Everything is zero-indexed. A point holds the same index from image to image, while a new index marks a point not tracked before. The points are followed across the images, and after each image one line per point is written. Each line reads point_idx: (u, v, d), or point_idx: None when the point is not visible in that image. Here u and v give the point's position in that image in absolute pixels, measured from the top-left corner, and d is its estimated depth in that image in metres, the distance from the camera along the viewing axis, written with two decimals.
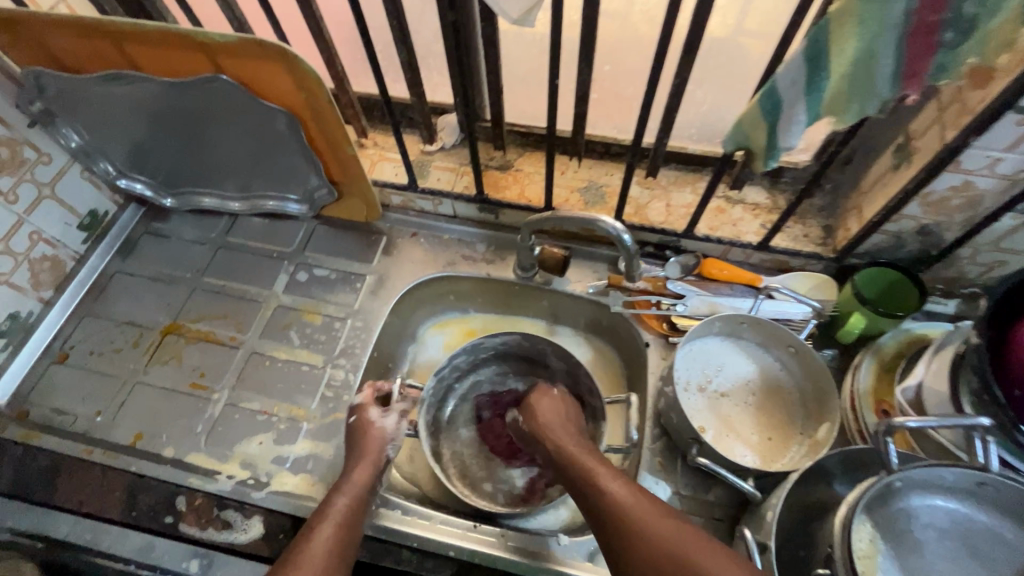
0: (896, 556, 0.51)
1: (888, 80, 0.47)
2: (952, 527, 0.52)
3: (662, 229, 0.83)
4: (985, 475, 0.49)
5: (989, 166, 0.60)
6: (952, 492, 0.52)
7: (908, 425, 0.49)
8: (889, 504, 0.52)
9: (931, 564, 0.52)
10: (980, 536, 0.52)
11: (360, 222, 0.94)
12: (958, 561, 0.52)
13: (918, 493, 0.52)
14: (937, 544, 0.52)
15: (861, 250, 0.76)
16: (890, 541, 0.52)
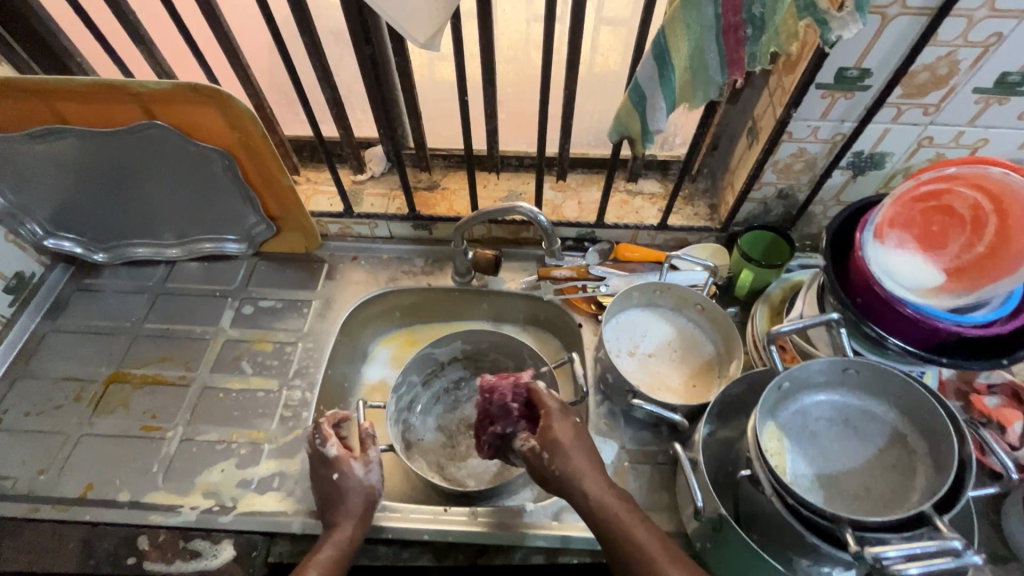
0: (798, 447, 0.62)
1: (717, 69, 0.62)
2: (836, 415, 0.63)
3: (577, 222, 0.95)
4: (846, 359, 0.59)
5: (812, 133, 0.76)
6: (838, 385, 0.62)
7: (784, 332, 0.63)
8: (788, 409, 0.63)
9: (828, 448, 0.62)
10: (866, 415, 0.62)
11: (300, 254, 0.99)
12: (853, 441, 0.61)
13: (810, 391, 0.63)
14: (835, 432, 0.62)
15: (740, 218, 0.91)
16: (790, 437, 0.62)
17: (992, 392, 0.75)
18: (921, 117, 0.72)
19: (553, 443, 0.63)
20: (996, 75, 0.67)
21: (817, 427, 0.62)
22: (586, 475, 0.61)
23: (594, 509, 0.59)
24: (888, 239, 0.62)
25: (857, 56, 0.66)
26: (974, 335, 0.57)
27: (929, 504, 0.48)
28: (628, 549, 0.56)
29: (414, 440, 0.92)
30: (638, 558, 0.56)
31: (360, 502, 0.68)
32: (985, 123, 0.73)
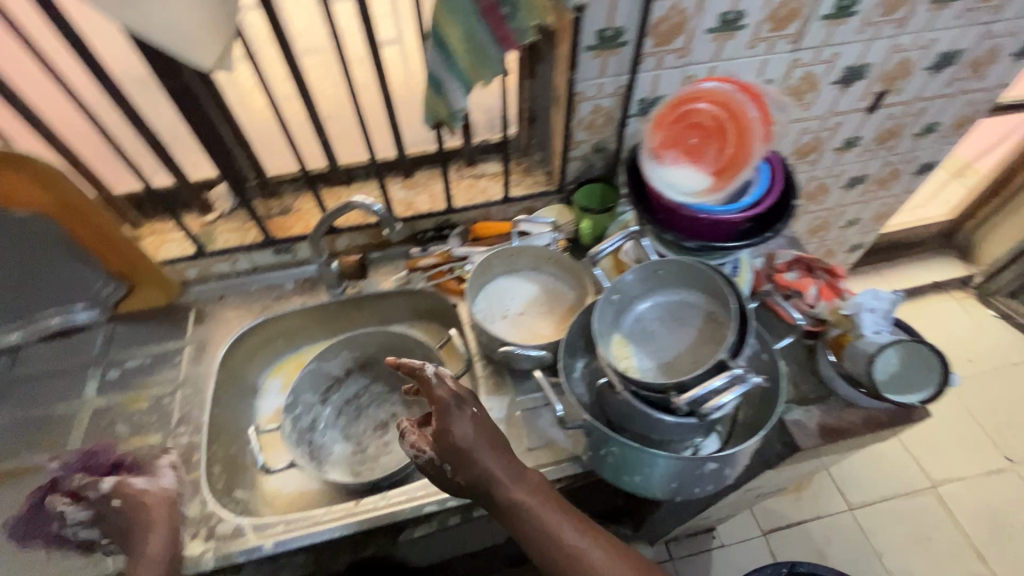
0: (641, 348, 0.72)
1: (492, 45, 0.71)
2: (663, 313, 0.73)
3: (430, 213, 1.01)
4: (654, 262, 0.70)
5: (599, 89, 0.88)
6: (655, 284, 0.73)
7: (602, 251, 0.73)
8: (624, 319, 0.74)
9: (662, 341, 0.72)
10: (685, 303, 0.73)
11: (163, 306, 0.97)
12: (681, 326, 0.72)
13: (635, 298, 0.74)
14: (664, 325, 0.72)
15: (571, 177, 1.03)
16: (633, 340, 0.72)
17: (790, 269, 0.90)
18: (677, 60, 0.87)
19: (468, 443, 0.62)
20: (717, 16, 0.82)
21: (651, 326, 0.73)
22: (504, 480, 0.63)
23: (519, 508, 0.62)
24: (666, 157, 0.74)
25: (608, 19, 0.78)
26: (732, 220, 0.71)
27: (724, 353, 0.59)
28: (542, 538, 0.62)
29: (323, 456, 0.93)
30: (551, 544, 0.62)
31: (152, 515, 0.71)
32: (726, 57, 0.90)
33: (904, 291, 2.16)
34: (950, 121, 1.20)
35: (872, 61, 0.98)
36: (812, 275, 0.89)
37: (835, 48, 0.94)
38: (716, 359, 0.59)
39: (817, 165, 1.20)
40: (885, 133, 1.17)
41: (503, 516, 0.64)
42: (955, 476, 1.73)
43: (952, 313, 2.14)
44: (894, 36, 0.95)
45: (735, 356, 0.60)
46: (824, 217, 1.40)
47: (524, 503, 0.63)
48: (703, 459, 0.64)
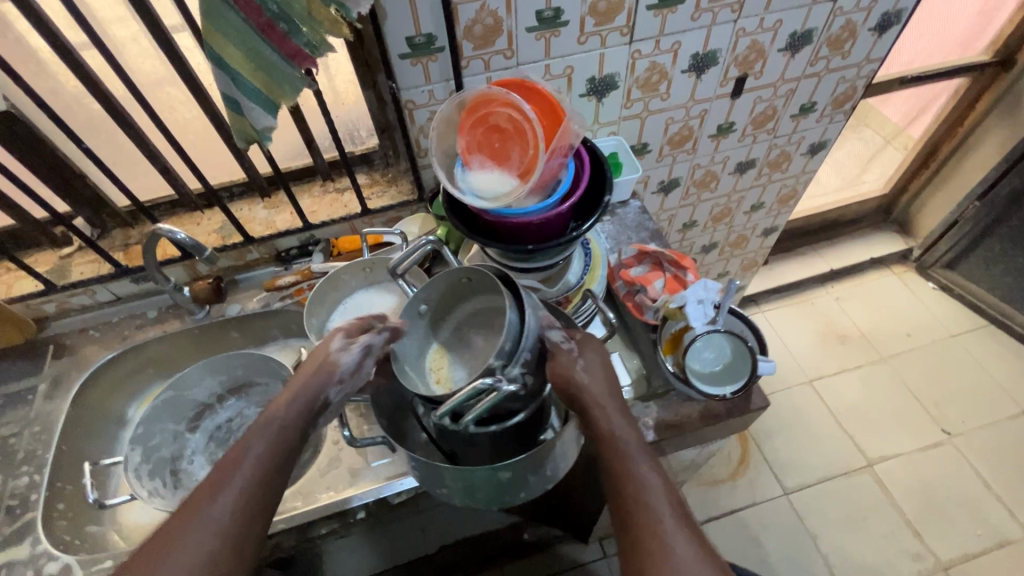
0: (458, 358, 0.71)
1: (283, 63, 0.71)
2: (480, 318, 0.72)
3: (289, 230, 1.00)
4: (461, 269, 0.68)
5: (430, 96, 0.87)
6: (458, 296, 0.72)
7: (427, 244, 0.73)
8: (437, 338, 0.73)
9: (477, 348, 0.70)
10: (493, 308, 0.71)
11: (21, 345, 0.96)
12: (488, 331, 0.70)
13: (445, 315, 0.73)
14: (476, 334, 0.71)
15: (430, 185, 1.02)
16: (451, 352, 0.72)
17: (641, 264, 0.89)
18: (505, 62, 0.87)
19: (587, 365, 0.65)
20: (534, 15, 0.81)
21: (464, 337, 0.72)
22: (605, 399, 0.64)
23: (621, 444, 0.60)
24: (472, 162, 0.73)
25: (414, 27, 0.77)
26: (534, 221, 0.69)
27: (493, 360, 0.58)
28: (631, 490, 0.57)
29: (187, 483, 0.92)
30: (636, 502, 0.56)
31: (303, 397, 0.61)
32: (558, 54, 0.89)
33: (843, 269, 2.14)
34: (827, 100, 1.19)
35: (719, 47, 0.97)
36: (661, 268, 0.88)
37: (674, 36, 0.92)
38: (483, 368, 0.58)
39: (696, 153, 1.19)
40: (759, 116, 1.16)
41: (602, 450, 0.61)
42: (891, 453, 1.72)
43: (893, 288, 2.13)
44: (736, 20, 0.94)
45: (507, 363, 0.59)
46: (722, 203, 1.39)
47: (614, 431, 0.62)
48: (495, 468, 0.64)
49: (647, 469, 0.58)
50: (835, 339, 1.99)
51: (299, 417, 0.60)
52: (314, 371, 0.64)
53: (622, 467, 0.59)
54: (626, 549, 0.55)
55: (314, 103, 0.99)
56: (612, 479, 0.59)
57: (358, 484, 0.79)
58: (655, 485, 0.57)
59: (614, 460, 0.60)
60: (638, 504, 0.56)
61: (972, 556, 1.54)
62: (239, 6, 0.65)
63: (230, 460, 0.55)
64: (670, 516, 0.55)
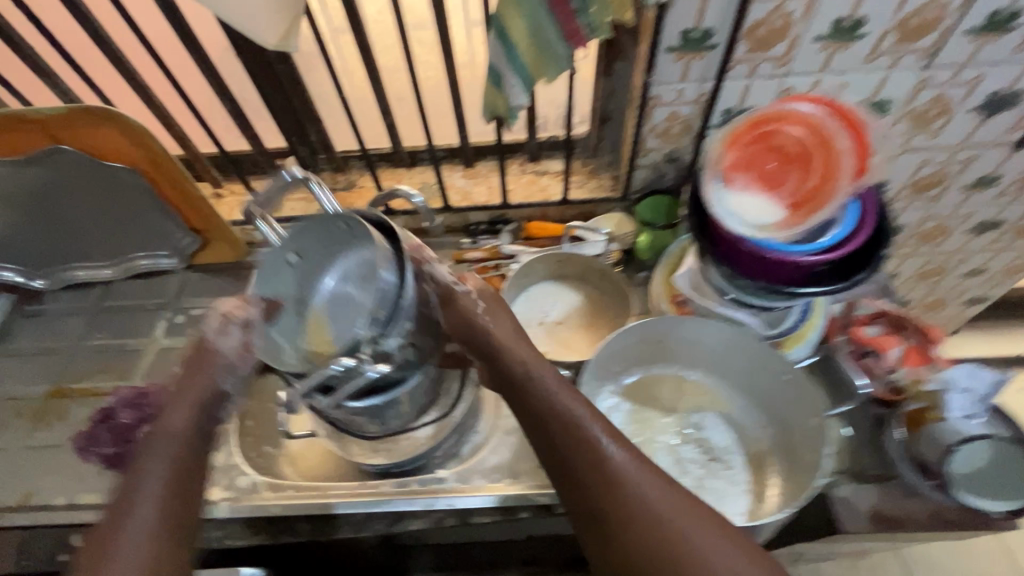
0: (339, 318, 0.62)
1: (559, 42, 0.67)
2: (346, 276, 0.64)
3: (485, 206, 0.99)
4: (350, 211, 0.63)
5: (678, 95, 0.80)
6: (339, 248, 0.64)
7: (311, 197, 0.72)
8: (314, 295, 0.65)
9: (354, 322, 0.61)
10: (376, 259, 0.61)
11: (230, 263, 1.04)
12: (369, 276, 0.62)
13: (315, 271, 0.65)
14: (358, 287, 0.62)
15: (637, 186, 0.96)
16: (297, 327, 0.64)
17: (874, 324, 0.78)
18: (774, 70, 0.77)
19: (488, 309, 0.71)
20: (830, 23, 0.71)
21: (344, 289, 0.63)
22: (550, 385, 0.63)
23: (571, 427, 0.58)
24: (733, 178, 0.65)
25: (696, 20, 0.70)
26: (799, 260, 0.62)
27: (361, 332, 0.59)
28: (594, 474, 0.55)
29: None
30: (601, 487, 0.54)
31: (179, 417, 0.61)
32: (835, 70, 0.77)
33: None
34: None
35: None
36: (900, 334, 0.77)
37: (981, 68, 0.78)
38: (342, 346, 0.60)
39: (937, 203, 1.03)
40: None
41: (557, 439, 0.58)
42: None
43: None
44: None
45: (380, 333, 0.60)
46: (937, 261, 1.21)
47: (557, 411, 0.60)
48: None
49: (580, 411, 0.59)
50: None
51: (179, 444, 0.59)
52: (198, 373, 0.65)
53: (572, 441, 0.57)
54: (598, 537, 0.54)
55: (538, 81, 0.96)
56: (544, 432, 0.60)
57: (524, 481, 0.77)
58: (609, 444, 0.56)
59: (568, 433, 0.58)
60: (608, 500, 0.53)
61: None
62: None
63: (130, 476, 0.56)
64: (635, 468, 0.54)
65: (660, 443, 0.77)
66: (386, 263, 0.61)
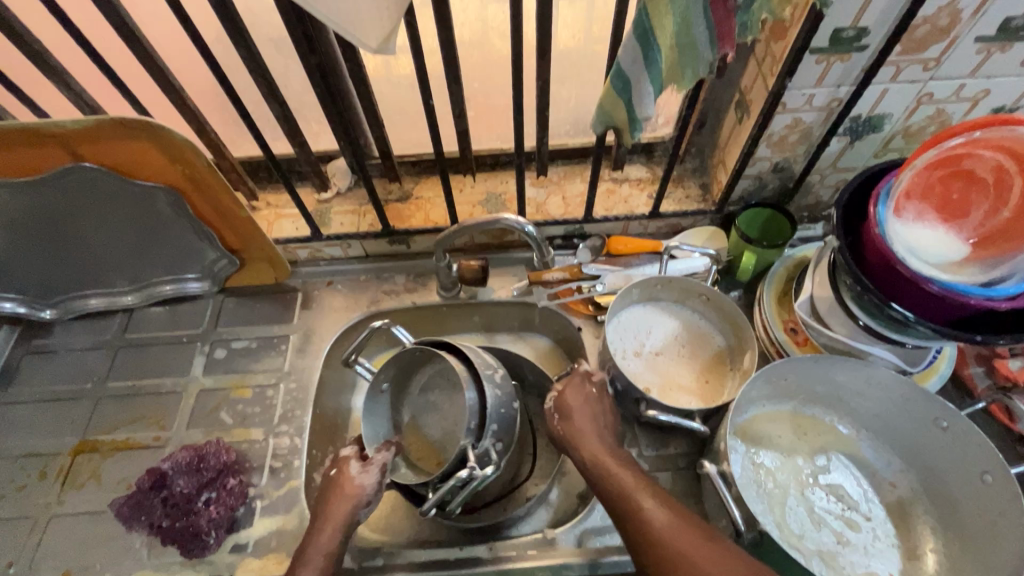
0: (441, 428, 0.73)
1: (707, 46, 0.55)
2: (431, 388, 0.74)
3: (564, 220, 0.89)
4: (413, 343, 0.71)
5: (807, 101, 0.71)
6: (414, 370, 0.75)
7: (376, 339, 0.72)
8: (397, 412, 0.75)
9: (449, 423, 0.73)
10: (451, 369, 0.74)
11: (270, 285, 0.91)
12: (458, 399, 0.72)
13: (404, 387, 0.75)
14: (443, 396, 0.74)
15: (734, 197, 0.86)
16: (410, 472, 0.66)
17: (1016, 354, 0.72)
18: (920, 74, 0.68)
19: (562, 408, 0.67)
20: (1000, 22, 0.62)
21: (427, 400, 0.75)
22: (595, 450, 0.63)
23: (616, 486, 0.59)
24: (908, 208, 0.57)
25: (854, 16, 0.60)
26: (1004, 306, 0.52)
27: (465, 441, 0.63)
28: (638, 526, 0.56)
29: None
30: (645, 541, 0.55)
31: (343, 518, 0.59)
32: (986, 74, 0.69)
33: None
34: None
35: None
36: None
37: None
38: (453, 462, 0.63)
39: None
40: None
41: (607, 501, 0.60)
42: None
43: None
44: None
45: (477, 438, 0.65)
46: None
47: (604, 470, 0.61)
48: None
49: (627, 478, 0.60)
50: None
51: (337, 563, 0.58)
52: (336, 503, 0.60)
53: (620, 499, 0.58)
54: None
55: None
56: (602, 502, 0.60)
57: None
58: (638, 493, 0.58)
59: (618, 493, 0.59)
60: (652, 549, 0.54)
61: None
62: None
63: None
64: (666, 521, 0.55)
65: (790, 495, 0.70)
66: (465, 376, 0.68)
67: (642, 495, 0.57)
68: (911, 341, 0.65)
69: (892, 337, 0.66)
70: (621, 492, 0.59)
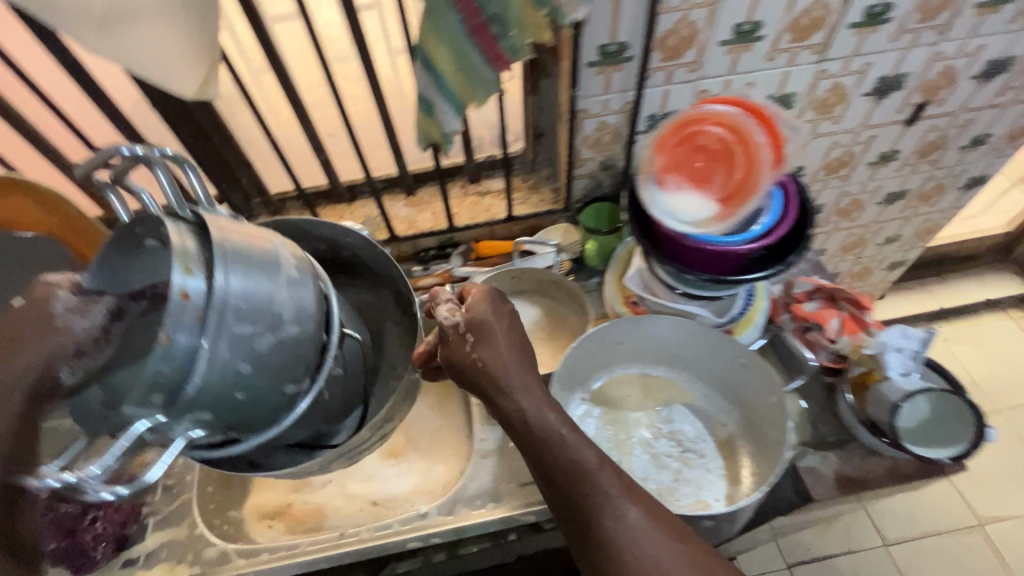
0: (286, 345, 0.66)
1: (484, 67, 0.68)
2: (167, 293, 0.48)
3: (432, 231, 0.99)
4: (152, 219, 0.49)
5: (604, 106, 0.84)
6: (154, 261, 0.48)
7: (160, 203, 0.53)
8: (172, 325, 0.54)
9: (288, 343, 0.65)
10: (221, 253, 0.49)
11: None
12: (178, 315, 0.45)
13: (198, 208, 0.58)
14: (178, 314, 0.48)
15: (578, 195, 0.99)
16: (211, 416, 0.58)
17: (811, 299, 0.83)
18: (688, 75, 0.82)
19: (496, 344, 0.66)
20: (731, 28, 0.77)
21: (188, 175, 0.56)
22: (520, 389, 0.64)
23: (551, 431, 0.61)
24: (668, 178, 0.69)
25: (610, 34, 0.74)
26: (754, 251, 0.65)
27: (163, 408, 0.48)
28: (571, 471, 0.59)
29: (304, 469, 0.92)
30: (578, 483, 0.58)
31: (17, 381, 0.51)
32: (743, 70, 0.83)
33: (954, 308, 2.00)
34: (1003, 133, 1.10)
35: (910, 70, 0.90)
36: (835, 305, 0.82)
37: (867, 57, 0.86)
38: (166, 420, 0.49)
39: (849, 181, 1.12)
40: (927, 145, 1.07)
41: (531, 440, 0.62)
42: (1005, 515, 1.60)
43: (1010, 336, 1.97)
44: (936, 43, 0.86)
45: (168, 416, 0.47)
46: (858, 234, 1.31)
47: (531, 414, 0.62)
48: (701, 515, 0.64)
49: (563, 428, 0.61)
50: None
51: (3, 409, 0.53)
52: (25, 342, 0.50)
53: (549, 445, 0.61)
54: (570, 516, 0.59)
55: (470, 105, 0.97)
56: (543, 465, 0.61)
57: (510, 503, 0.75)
58: (571, 438, 0.61)
59: (548, 440, 0.61)
60: (584, 489, 0.58)
61: None
62: (459, 7, 0.62)
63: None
64: (597, 467, 0.59)
65: (636, 443, 0.78)
66: (196, 272, 0.47)
67: (573, 441, 0.60)
68: (716, 293, 0.77)
69: (702, 293, 0.78)
70: (551, 437, 0.61)
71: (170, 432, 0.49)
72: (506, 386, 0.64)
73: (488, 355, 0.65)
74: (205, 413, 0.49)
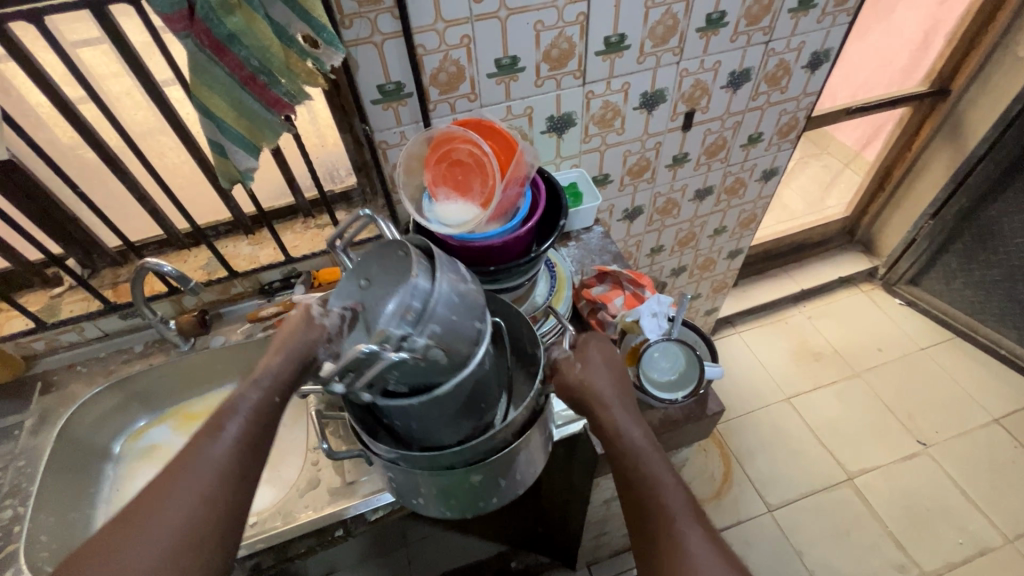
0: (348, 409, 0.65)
1: (265, 111, 0.77)
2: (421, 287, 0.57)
3: (272, 264, 1.06)
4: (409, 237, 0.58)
5: (401, 136, 0.95)
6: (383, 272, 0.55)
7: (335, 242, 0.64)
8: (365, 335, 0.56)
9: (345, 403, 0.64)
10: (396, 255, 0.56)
11: (10, 382, 0.99)
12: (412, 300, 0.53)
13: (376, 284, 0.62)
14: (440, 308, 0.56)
15: (406, 217, 1.09)
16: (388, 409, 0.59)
17: (601, 283, 0.95)
18: (469, 104, 0.95)
19: (597, 354, 0.68)
20: (492, 62, 0.90)
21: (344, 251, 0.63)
22: (607, 407, 0.64)
23: (624, 444, 0.62)
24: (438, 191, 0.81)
25: (384, 76, 0.86)
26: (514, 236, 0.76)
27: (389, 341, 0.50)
28: (642, 493, 0.59)
29: None
30: (652, 506, 0.58)
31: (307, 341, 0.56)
32: (518, 96, 0.97)
33: (813, 288, 2.23)
34: (772, 130, 1.30)
35: (666, 86, 1.07)
36: (621, 287, 0.94)
37: (623, 77, 1.02)
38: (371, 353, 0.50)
39: (655, 182, 1.28)
40: (710, 146, 1.26)
41: (621, 453, 0.62)
42: (870, 467, 1.76)
43: (861, 306, 2.22)
44: (678, 62, 1.04)
45: (413, 332, 0.51)
46: (686, 228, 1.48)
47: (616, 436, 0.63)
48: (461, 472, 0.66)
49: (644, 443, 0.62)
50: (809, 357, 2.06)
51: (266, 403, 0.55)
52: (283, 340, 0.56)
53: (631, 465, 0.61)
54: (645, 546, 0.58)
55: (297, 147, 1.07)
56: (629, 486, 0.61)
57: (337, 503, 0.81)
58: (651, 460, 0.61)
59: (632, 456, 0.61)
60: (658, 512, 0.58)
61: (954, 565, 1.56)
62: (224, 62, 0.71)
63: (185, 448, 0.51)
64: (672, 492, 0.59)
65: None
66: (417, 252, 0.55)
67: (650, 464, 0.60)
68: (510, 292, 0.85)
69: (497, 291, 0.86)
70: (636, 459, 0.61)
71: (414, 343, 0.51)
72: (597, 407, 0.64)
73: (586, 370, 0.66)
74: (438, 326, 0.52)
